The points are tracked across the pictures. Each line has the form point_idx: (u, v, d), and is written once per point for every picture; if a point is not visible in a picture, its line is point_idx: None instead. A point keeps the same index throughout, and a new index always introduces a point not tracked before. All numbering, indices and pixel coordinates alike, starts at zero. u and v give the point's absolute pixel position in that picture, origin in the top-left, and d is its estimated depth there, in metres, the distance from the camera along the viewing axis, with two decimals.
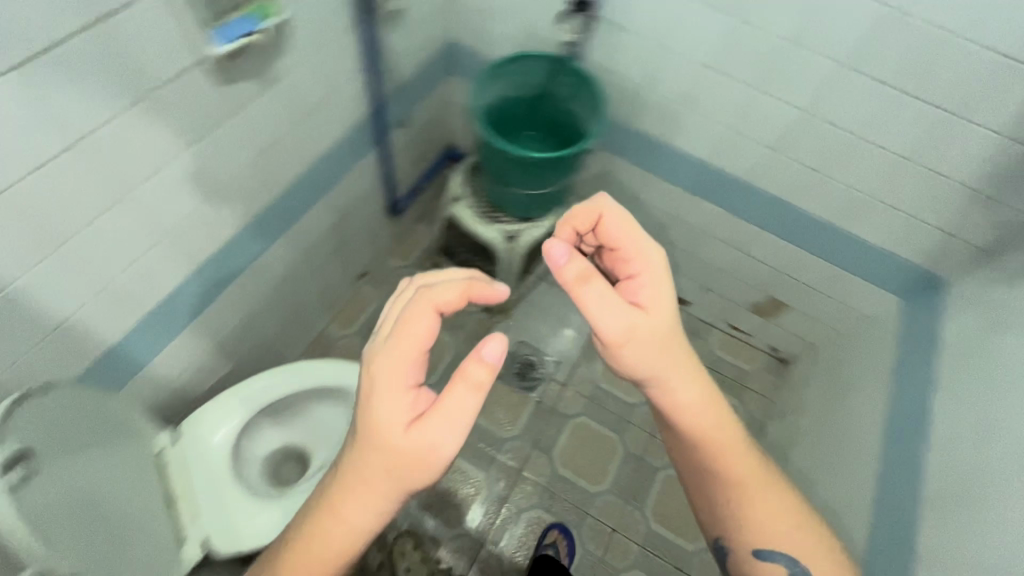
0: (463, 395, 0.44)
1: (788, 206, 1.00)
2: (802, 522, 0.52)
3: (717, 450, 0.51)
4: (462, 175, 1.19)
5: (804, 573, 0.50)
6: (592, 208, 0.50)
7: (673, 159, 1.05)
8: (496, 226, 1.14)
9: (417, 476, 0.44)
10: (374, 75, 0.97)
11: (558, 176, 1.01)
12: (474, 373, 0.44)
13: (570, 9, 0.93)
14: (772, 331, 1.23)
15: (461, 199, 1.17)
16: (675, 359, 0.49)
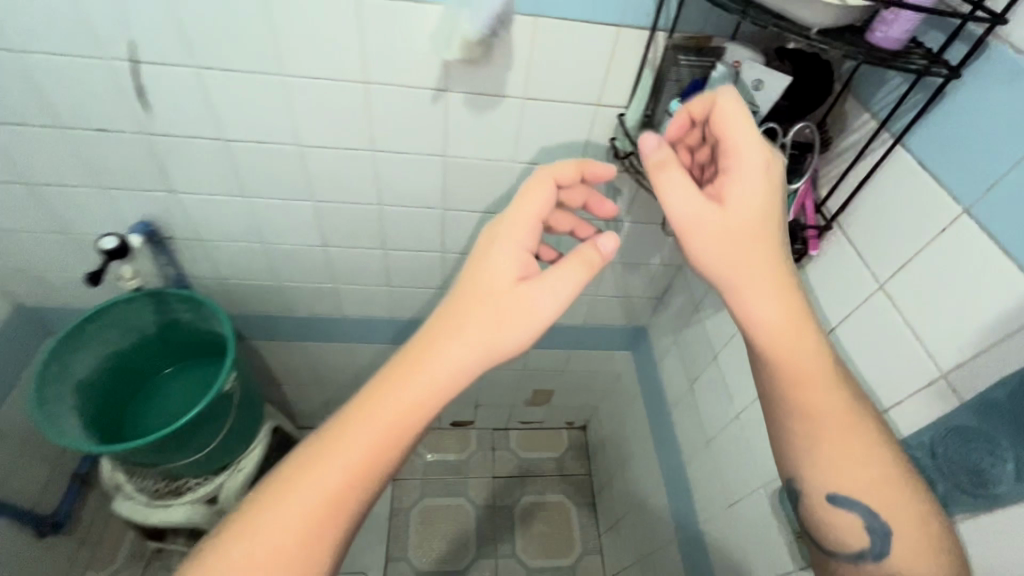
0: (558, 263, 0.56)
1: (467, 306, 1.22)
2: (892, 490, 0.51)
3: (820, 418, 0.52)
4: (108, 474, 1.13)
5: (884, 532, 0.51)
6: (707, 97, 0.54)
7: (275, 288, 1.12)
8: (184, 504, 1.11)
9: (507, 321, 0.54)
10: None
11: (202, 429, 1.01)
12: (589, 253, 0.57)
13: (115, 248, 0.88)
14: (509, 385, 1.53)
15: (121, 494, 1.11)
16: (755, 248, 0.51)
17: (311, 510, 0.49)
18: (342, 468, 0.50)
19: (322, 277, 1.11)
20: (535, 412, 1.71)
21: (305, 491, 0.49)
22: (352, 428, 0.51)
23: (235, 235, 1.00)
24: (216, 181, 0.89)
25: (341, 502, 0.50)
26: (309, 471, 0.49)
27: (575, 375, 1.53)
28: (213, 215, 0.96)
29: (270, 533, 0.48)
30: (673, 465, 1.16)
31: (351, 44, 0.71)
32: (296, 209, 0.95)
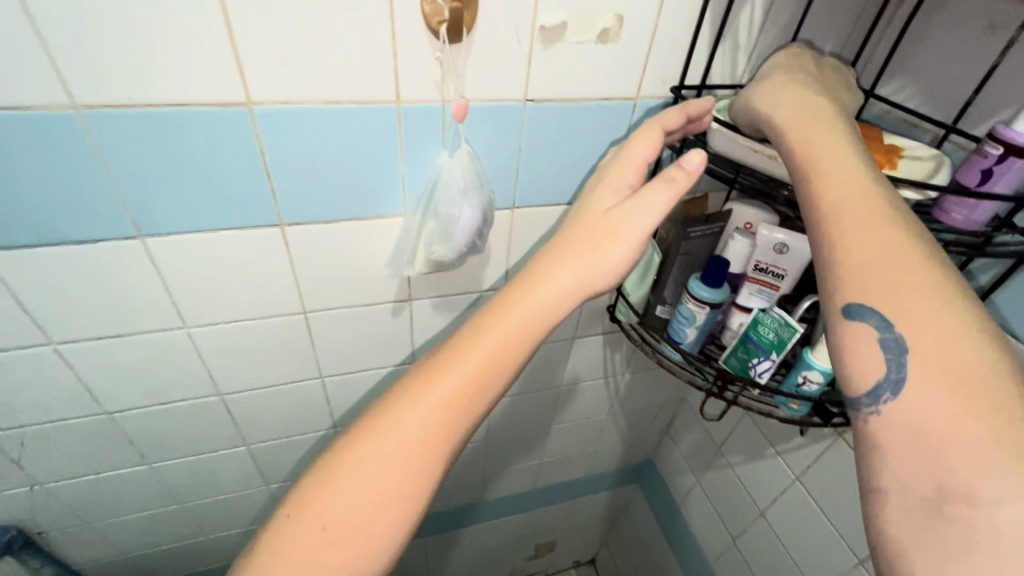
0: (659, 186, 0.42)
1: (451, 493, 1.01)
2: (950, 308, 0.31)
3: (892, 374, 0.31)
4: None
5: (898, 342, 0.32)
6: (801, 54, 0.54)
7: (205, 542, 0.86)
8: None
9: (601, 244, 0.43)
10: None
11: None
12: (671, 170, 0.42)
13: None
14: (508, 545, 1.31)
15: None
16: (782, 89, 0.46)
17: (427, 428, 0.40)
18: (452, 390, 0.41)
19: (262, 518, 0.86)
20: (540, 565, 1.47)
21: (422, 413, 0.41)
22: (460, 355, 0.42)
23: (136, 507, 0.75)
24: (100, 459, 0.66)
25: (454, 421, 0.41)
26: (411, 397, 0.41)
27: (579, 520, 1.33)
28: (98, 493, 0.70)
29: (391, 445, 0.40)
30: None
31: (278, 279, 0.54)
32: (219, 459, 0.73)
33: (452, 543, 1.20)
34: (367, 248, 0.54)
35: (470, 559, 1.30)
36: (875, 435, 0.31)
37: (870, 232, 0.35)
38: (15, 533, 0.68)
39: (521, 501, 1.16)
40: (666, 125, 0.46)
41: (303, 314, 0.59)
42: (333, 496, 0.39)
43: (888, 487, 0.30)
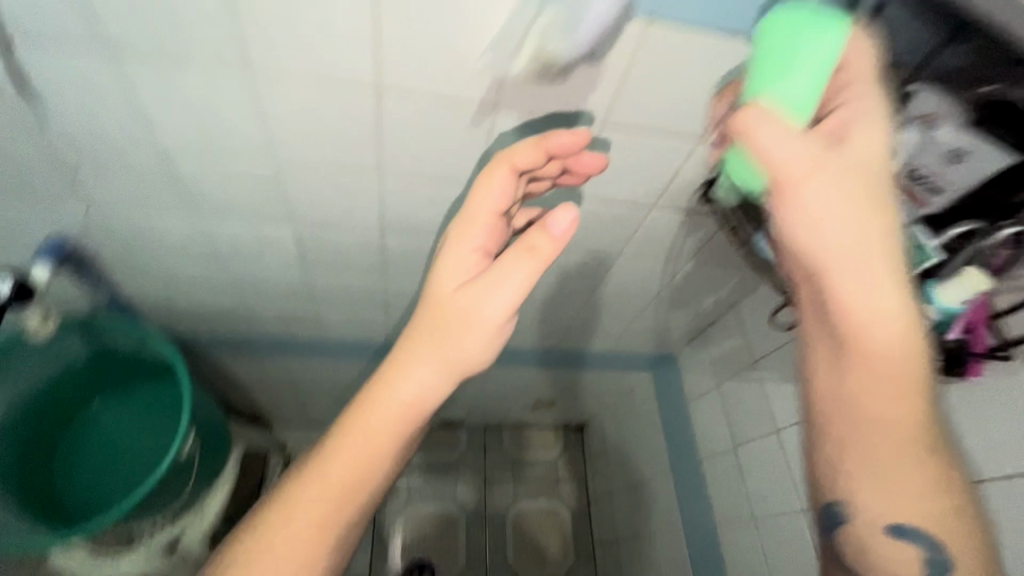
0: (519, 256, 0.41)
1: None
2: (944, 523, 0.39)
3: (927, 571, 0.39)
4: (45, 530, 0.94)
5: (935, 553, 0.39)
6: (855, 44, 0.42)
7: (240, 307, 0.89)
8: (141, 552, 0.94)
9: (459, 334, 0.42)
10: None
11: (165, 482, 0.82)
12: (536, 241, 0.41)
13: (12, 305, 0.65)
14: (510, 390, 1.38)
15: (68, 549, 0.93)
16: (824, 186, 0.40)
17: (313, 519, 0.40)
18: (351, 457, 0.41)
19: (295, 303, 0.89)
20: (534, 414, 1.57)
21: (306, 506, 0.40)
22: (346, 429, 0.41)
23: (182, 260, 0.77)
24: (149, 204, 0.65)
25: (351, 494, 0.41)
26: (316, 460, 0.40)
27: (581, 387, 1.37)
28: (149, 238, 0.71)
29: (284, 539, 0.39)
30: (700, 520, 1.04)
31: (358, 30, 0.45)
32: (263, 236, 0.72)
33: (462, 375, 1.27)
34: (471, 17, 0.45)
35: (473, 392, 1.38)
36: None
37: (884, 453, 0.40)
38: (71, 245, 0.70)
39: (536, 357, 1.19)
40: (520, 159, 0.48)
41: (376, 86, 0.51)
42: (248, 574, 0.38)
43: None
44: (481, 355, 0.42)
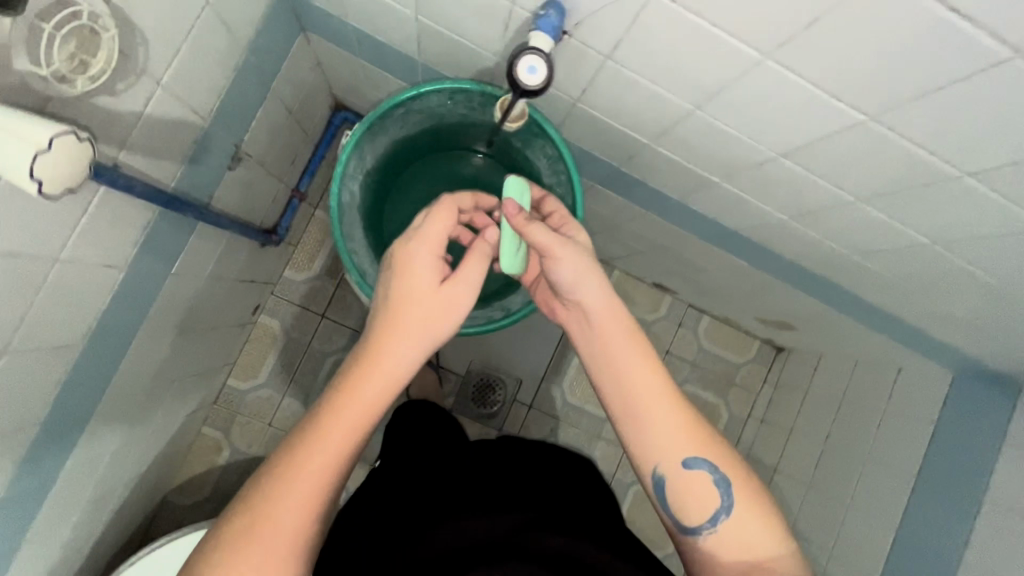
0: (480, 258, 0.65)
1: (844, 267, 0.85)
2: (726, 455, 0.64)
3: (719, 484, 0.63)
4: None
5: (727, 486, 0.63)
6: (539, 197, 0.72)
7: (644, 147, 0.75)
8: None
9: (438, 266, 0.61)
10: (158, 126, 0.64)
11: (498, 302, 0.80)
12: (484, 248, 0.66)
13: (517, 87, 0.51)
14: (771, 304, 1.26)
15: None
16: (576, 257, 0.68)
17: (303, 506, 0.51)
18: (296, 510, 0.51)
19: (712, 167, 0.71)
20: (756, 324, 1.48)
21: (326, 433, 0.53)
22: (349, 391, 0.55)
23: (672, 83, 0.57)
24: (779, 5, 0.42)
25: (325, 489, 0.53)
26: (296, 463, 0.52)
27: (847, 337, 1.23)
28: (681, 47, 0.51)
29: (281, 516, 0.51)
30: (928, 537, 1.00)
31: None
32: (828, 108, 0.50)
33: (748, 275, 1.12)
34: None
35: (731, 287, 1.28)
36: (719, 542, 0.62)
37: (641, 401, 0.64)
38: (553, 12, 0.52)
39: (857, 303, 1.02)
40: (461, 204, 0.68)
41: None
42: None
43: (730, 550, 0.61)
44: (447, 307, 0.61)
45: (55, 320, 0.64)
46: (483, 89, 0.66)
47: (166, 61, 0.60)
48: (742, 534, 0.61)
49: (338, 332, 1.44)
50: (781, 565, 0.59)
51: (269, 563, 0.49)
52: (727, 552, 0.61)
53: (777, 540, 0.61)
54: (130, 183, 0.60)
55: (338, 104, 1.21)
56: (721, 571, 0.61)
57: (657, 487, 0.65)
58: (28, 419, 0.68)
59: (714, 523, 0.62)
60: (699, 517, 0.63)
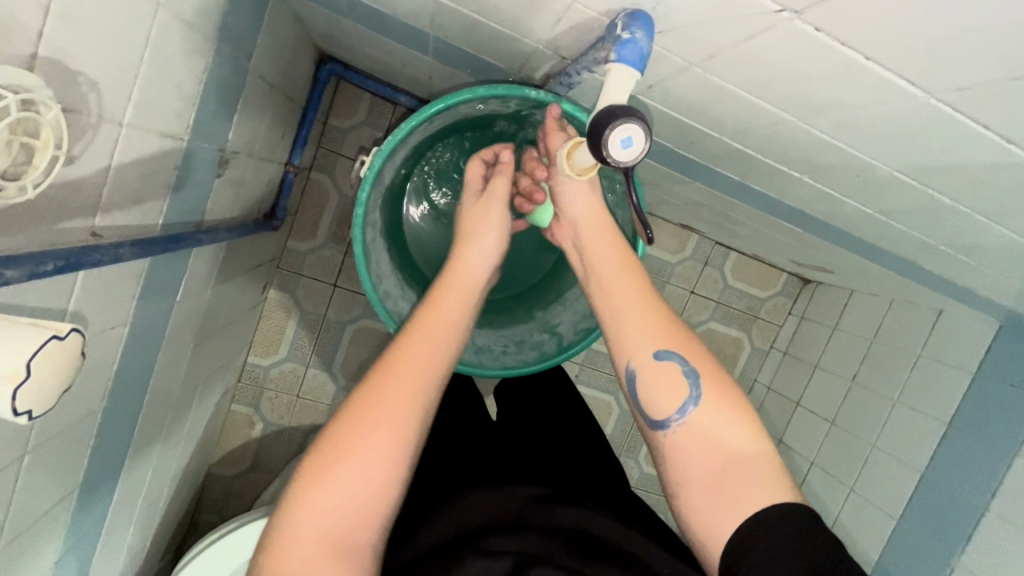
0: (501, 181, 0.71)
1: (915, 244, 0.78)
2: (694, 346, 0.59)
3: (688, 374, 0.57)
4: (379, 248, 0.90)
5: (694, 373, 0.57)
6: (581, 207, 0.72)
7: (709, 139, 0.63)
8: None
9: (485, 224, 0.69)
10: (134, 170, 0.53)
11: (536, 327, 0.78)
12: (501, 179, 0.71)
13: (597, 147, 0.43)
14: (808, 252, 1.19)
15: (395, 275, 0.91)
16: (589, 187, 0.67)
17: (386, 428, 0.55)
18: (384, 422, 0.55)
19: (794, 163, 0.60)
20: (786, 262, 1.42)
21: (418, 353, 0.59)
22: (429, 320, 0.62)
23: (781, 100, 0.46)
24: (987, 50, 0.32)
25: (416, 399, 0.57)
26: (376, 387, 0.57)
27: (884, 282, 1.19)
28: (815, 76, 0.40)
29: (379, 418, 0.55)
30: (957, 480, 1.04)
31: None
32: (987, 143, 0.41)
33: (794, 232, 1.03)
34: None
35: (767, 237, 1.20)
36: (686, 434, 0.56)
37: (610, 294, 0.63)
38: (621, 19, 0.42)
39: (915, 268, 0.94)
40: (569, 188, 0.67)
41: None
42: (320, 507, 0.52)
43: (698, 444, 0.55)
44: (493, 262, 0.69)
45: (69, 399, 0.57)
46: (521, 93, 0.61)
47: (125, 95, 0.47)
48: (709, 426, 0.55)
49: (355, 300, 1.38)
50: (753, 463, 0.53)
51: (356, 469, 0.53)
52: (696, 447, 0.55)
53: (752, 440, 0.55)
54: (119, 255, 0.51)
55: (322, 54, 1.05)
56: (691, 468, 0.55)
57: (630, 384, 0.60)
58: (67, 485, 0.64)
59: (682, 414, 0.56)
60: (665, 409, 0.57)
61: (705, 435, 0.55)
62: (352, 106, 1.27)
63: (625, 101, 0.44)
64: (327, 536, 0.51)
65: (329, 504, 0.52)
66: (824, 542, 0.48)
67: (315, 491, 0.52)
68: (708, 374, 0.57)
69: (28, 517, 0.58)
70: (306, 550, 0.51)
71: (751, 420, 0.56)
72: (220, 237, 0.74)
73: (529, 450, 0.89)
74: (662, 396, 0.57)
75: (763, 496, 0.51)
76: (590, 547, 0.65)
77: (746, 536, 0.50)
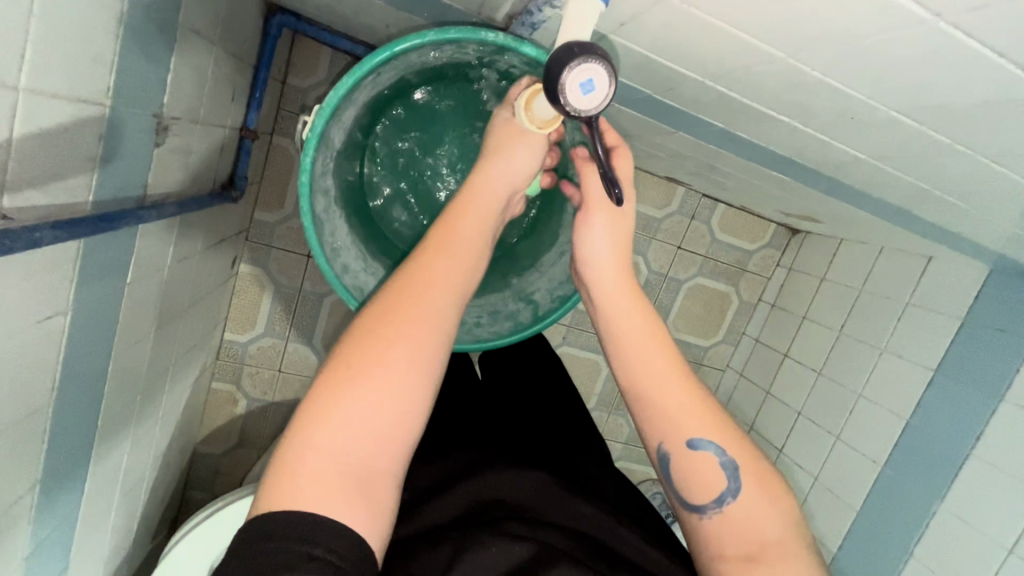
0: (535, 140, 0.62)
1: (906, 190, 0.74)
2: (729, 429, 0.57)
3: (721, 459, 0.56)
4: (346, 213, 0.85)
5: (733, 465, 0.56)
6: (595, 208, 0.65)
7: (692, 84, 0.58)
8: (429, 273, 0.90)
9: (511, 147, 0.61)
10: (44, 144, 0.47)
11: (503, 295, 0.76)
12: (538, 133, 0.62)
13: (552, 95, 0.39)
14: (797, 203, 1.15)
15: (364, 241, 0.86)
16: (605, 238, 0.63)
17: (405, 364, 0.50)
18: (402, 358, 0.51)
19: (782, 106, 0.55)
20: (774, 212, 1.38)
21: (435, 275, 0.55)
22: (446, 246, 0.56)
23: (768, 33, 0.41)
24: None
25: (434, 325, 0.53)
26: (392, 317, 0.52)
27: (873, 231, 1.16)
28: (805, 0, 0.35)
29: (396, 346, 0.51)
30: (943, 428, 1.05)
31: None
32: (999, 75, 0.37)
33: (782, 182, 0.99)
34: None
35: (755, 188, 1.15)
36: (724, 523, 0.55)
37: (643, 363, 0.59)
38: None
39: (907, 215, 0.91)
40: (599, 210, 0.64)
41: None
42: (327, 443, 0.47)
43: (733, 529, 0.54)
44: (509, 187, 0.62)
45: (10, 395, 0.53)
46: (478, 36, 0.54)
47: (15, 55, 0.41)
48: (747, 515, 0.54)
49: None
50: (791, 551, 0.53)
51: (372, 405, 0.49)
52: (735, 534, 0.54)
53: (786, 528, 0.54)
54: (37, 238, 0.45)
55: (271, 5, 0.96)
56: (725, 549, 0.54)
57: (662, 463, 0.58)
58: (26, 479, 0.61)
59: (720, 505, 0.55)
60: (702, 496, 0.56)
61: (740, 528, 0.54)
62: (311, 62, 1.18)
63: (586, 36, 0.40)
64: (347, 463, 0.47)
65: (347, 426, 0.48)
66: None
67: (328, 413, 0.48)
68: (746, 464, 0.56)
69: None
70: (326, 472, 0.46)
71: (781, 506, 0.56)
72: (167, 212, 0.69)
73: (525, 429, 0.86)
74: (695, 478, 0.56)
75: None
76: (599, 548, 0.63)
77: None
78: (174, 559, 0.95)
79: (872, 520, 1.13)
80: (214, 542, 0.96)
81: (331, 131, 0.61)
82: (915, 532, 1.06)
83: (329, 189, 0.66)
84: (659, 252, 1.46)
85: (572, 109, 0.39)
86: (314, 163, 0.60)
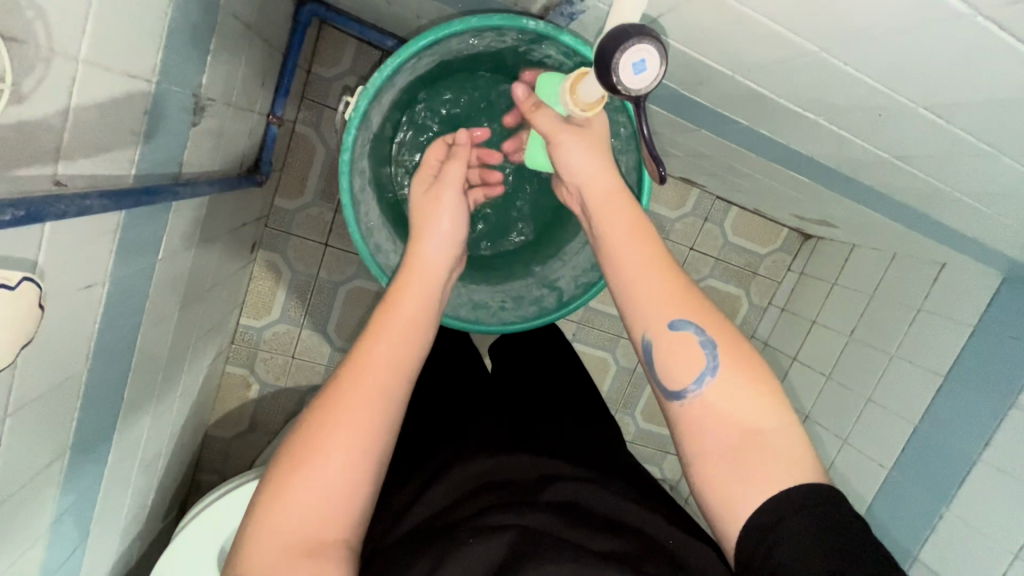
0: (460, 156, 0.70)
1: (925, 194, 0.75)
2: (710, 310, 0.57)
3: (700, 339, 0.55)
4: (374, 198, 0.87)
5: (711, 344, 0.55)
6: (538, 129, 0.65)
7: (722, 80, 0.59)
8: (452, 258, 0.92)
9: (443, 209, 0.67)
10: (101, 115, 0.48)
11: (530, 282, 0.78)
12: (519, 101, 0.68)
13: (605, 73, 0.42)
14: (811, 206, 1.16)
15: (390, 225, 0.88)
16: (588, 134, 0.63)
17: (348, 448, 0.51)
18: (345, 440, 0.51)
19: (810, 103, 0.56)
20: (787, 216, 1.39)
21: (377, 351, 0.55)
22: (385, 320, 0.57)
23: (805, 26, 0.43)
24: None
25: (382, 398, 0.53)
26: (336, 399, 0.53)
27: (887, 236, 1.16)
28: None
29: (338, 429, 0.51)
30: (951, 433, 1.05)
31: None
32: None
33: (799, 184, 1.00)
34: None
35: (770, 191, 1.16)
36: (706, 408, 0.54)
37: (627, 249, 0.59)
38: None
39: (925, 219, 0.91)
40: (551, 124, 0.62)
41: None
42: (276, 523, 0.49)
43: (715, 415, 0.53)
44: (451, 253, 0.65)
45: (50, 357, 0.55)
46: (519, 23, 0.56)
47: (78, 26, 0.42)
48: (727, 396, 0.53)
49: (347, 259, 1.34)
50: (769, 440, 0.51)
51: (316, 489, 0.50)
52: (717, 420, 0.53)
53: (775, 412, 0.53)
54: (88, 206, 0.47)
55: None
56: (708, 439, 0.53)
57: (645, 354, 0.58)
58: (57, 444, 0.63)
59: (699, 386, 0.54)
60: (682, 380, 0.55)
61: (720, 410, 0.53)
62: (337, 53, 1.20)
63: (634, 19, 0.43)
64: (295, 543, 0.48)
65: (288, 514, 0.49)
66: (846, 521, 0.48)
67: (277, 498, 0.50)
68: (727, 343, 0.55)
69: (14, 480, 0.57)
70: (272, 558, 0.48)
71: (772, 392, 0.54)
72: (200, 191, 0.70)
73: (550, 422, 0.85)
74: (675, 359, 0.55)
75: (790, 473, 0.50)
76: (610, 528, 0.63)
77: (778, 507, 0.49)
78: (188, 534, 0.96)
79: (879, 523, 1.14)
80: (229, 521, 0.97)
81: (371, 113, 0.63)
82: (920, 535, 1.07)
83: (365, 170, 0.68)
84: (671, 253, 1.47)
85: (620, 88, 0.42)
86: (354, 144, 0.62)
